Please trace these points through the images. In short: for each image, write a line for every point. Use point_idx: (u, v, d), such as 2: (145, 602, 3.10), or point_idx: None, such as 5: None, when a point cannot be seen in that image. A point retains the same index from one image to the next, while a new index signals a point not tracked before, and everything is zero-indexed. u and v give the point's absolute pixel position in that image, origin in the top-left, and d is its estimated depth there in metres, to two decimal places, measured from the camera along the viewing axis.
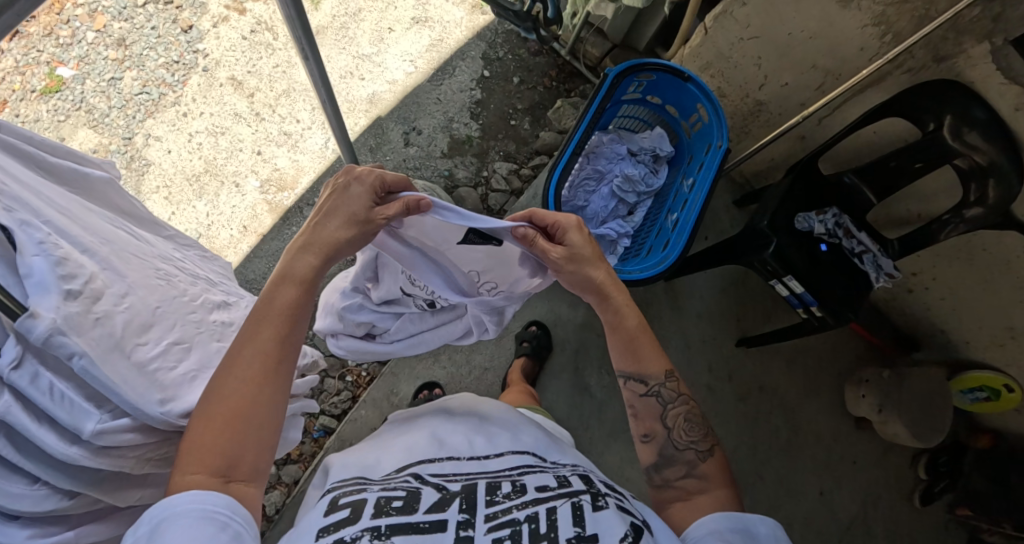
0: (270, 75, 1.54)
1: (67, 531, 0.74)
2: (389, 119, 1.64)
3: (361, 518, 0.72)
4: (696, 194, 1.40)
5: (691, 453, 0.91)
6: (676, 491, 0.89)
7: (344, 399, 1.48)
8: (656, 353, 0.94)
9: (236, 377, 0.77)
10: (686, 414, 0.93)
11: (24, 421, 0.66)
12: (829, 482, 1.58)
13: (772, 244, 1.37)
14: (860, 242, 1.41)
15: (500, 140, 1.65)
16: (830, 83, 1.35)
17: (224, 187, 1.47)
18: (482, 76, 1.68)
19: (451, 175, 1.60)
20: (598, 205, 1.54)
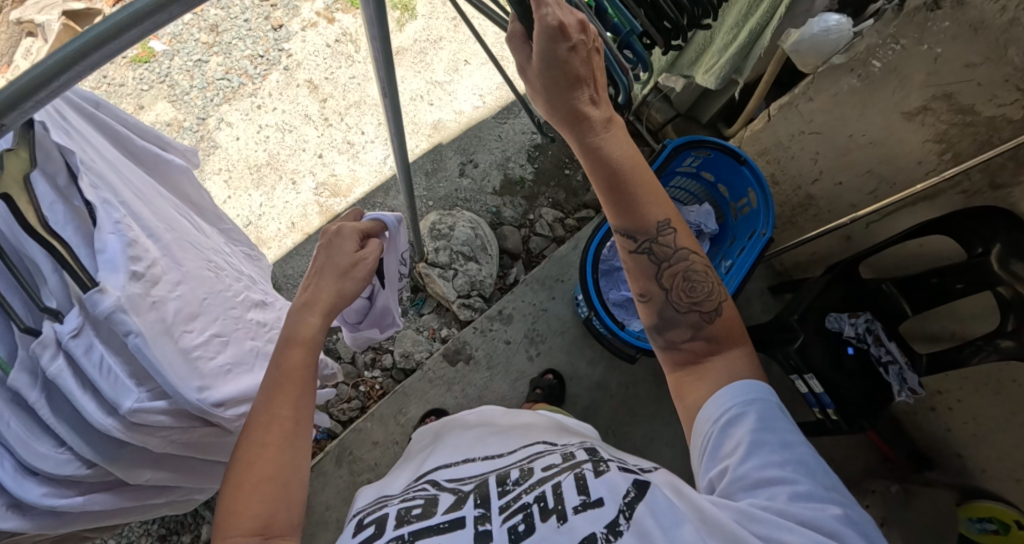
0: (346, 85, 1.60)
1: (77, 496, 0.74)
2: (449, 147, 1.69)
3: (387, 531, 0.74)
4: (730, 277, 1.42)
5: (694, 313, 0.86)
6: (683, 355, 0.85)
7: (353, 408, 1.51)
8: (653, 203, 0.83)
9: (264, 439, 0.77)
10: (685, 270, 0.87)
11: (71, 385, 0.68)
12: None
13: (797, 339, 1.40)
14: (888, 352, 1.40)
15: (551, 187, 1.69)
16: (884, 190, 1.37)
17: (281, 182, 1.52)
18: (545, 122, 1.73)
19: (498, 213, 1.65)
20: None
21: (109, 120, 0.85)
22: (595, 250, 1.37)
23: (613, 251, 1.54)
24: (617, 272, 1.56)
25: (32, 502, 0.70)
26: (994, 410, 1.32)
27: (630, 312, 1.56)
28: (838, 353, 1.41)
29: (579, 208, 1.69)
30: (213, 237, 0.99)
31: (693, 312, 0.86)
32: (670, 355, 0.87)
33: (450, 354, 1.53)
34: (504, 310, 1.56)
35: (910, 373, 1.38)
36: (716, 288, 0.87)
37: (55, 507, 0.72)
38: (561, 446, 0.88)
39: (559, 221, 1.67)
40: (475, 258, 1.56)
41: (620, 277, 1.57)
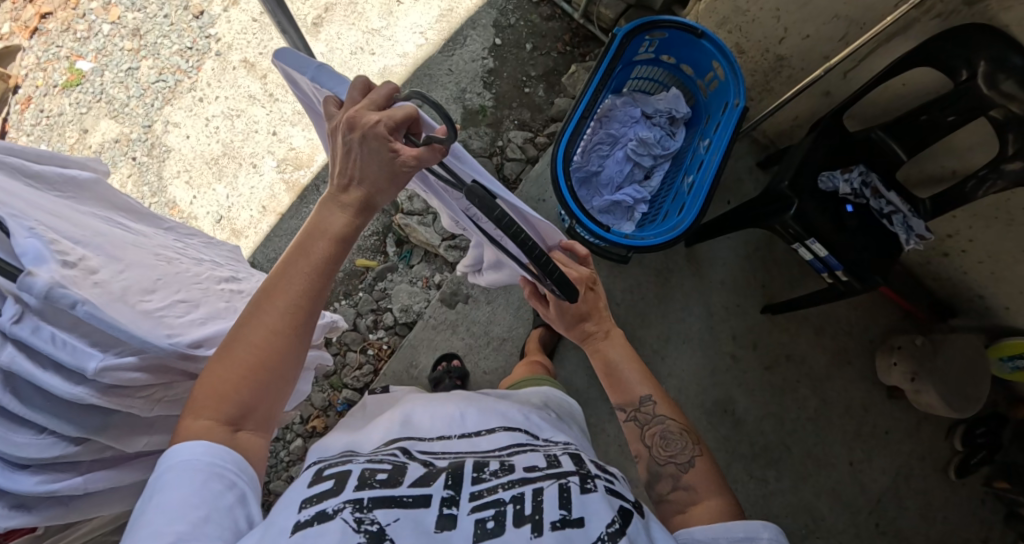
0: None
1: (77, 476, 0.79)
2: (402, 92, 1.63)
3: (345, 491, 0.71)
4: (713, 154, 1.34)
5: (673, 466, 0.88)
6: (670, 506, 0.85)
7: (366, 373, 1.53)
8: (635, 379, 0.94)
9: (263, 329, 0.75)
10: (663, 430, 0.91)
11: (27, 366, 0.71)
12: (859, 454, 1.53)
13: (792, 205, 1.31)
14: (890, 203, 1.32)
15: (514, 108, 1.63)
16: (855, 33, 1.26)
17: (242, 168, 1.51)
18: (494, 44, 1.65)
19: (466, 146, 1.59)
20: (612, 170, 1.47)
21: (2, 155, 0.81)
22: (564, 156, 1.30)
23: (583, 157, 1.47)
24: (595, 179, 1.47)
25: (28, 491, 0.74)
26: (1006, 240, 1.29)
27: (617, 217, 1.46)
28: (836, 213, 1.32)
29: (547, 124, 1.62)
30: (164, 239, 0.99)
31: (667, 469, 0.88)
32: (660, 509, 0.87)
33: (447, 298, 1.53)
34: None
35: (915, 220, 1.30)
36: (694, 443, 0.90)
37: (54, 492, 0.76)
38: (544, 445, 0.86)
39: (530, 141, 1.60)
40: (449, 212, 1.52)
41: (598, 182, 1.47)
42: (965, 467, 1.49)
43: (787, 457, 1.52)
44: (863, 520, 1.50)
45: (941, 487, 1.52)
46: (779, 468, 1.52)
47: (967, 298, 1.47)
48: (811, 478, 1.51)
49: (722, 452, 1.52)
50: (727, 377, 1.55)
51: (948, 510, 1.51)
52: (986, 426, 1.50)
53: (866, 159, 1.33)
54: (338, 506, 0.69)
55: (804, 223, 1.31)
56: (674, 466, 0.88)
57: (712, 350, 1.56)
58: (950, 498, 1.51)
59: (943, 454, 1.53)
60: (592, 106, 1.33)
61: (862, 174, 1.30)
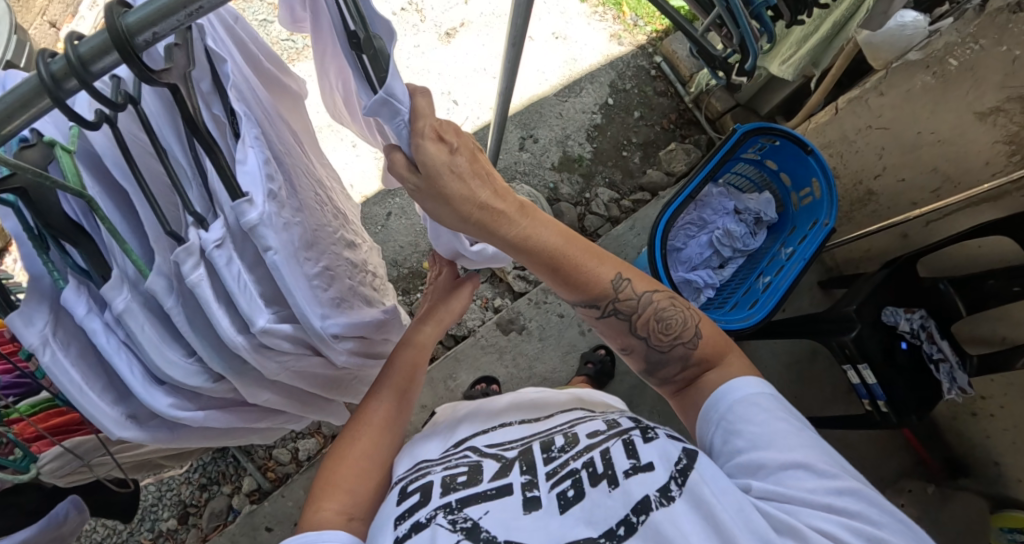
0: (408, 54, 1.68)
1: (198, 410, 0.70)
2: (510, 121, 1.70)
3: (433, 498, 0.72)
4: (793, 263, 1.43)
5: (680, 348, 0.88)
6: (680, 385, 0.89)
7: None
8: (594, 264, 0.86)
9: (362, 427, 0.86)
10: (657, 314, 0.89)
11: (209, 295, 0.62)
12: None
13: (855, 328, 1.40)
14: (940, 350, 1.42)
15: (608, 167, 1.71)
16: (947, 189, 1.38)
17: (340, 143, 1.61)
18: (606, 103, 1.74)
19: (555, 189, 1.67)
20: (693, 250, 1.57)
21: (247, 40, 0.83)
22: (664, 228, 1.40)
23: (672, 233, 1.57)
24: (675, 254, 1.58)
25: (160, 411, 0.65)
26: None
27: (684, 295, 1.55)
28: (891, 346, 1.41)
29: (634, 191, 1.70)
30: (314, 162, 0.99)
31: (675, 350, 0.88)
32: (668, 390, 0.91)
33: (503, 324, 1.54)
34: None
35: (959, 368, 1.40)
36: (688, 314, 0.89)
37: (177, 420, 0.67)
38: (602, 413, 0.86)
39: (615, 201, 1.68)
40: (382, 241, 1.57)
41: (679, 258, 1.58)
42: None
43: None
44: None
45: None
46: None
47: (983, 463, 1.54)
48: None
49: None
50: None
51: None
52: None
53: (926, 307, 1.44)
54: (430, 515, 0.69)
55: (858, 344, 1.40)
56: (680, 347, 0.88)
57: None
58: None
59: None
60: (693, 193, 1.43)
61: (918, 316, 1.42)
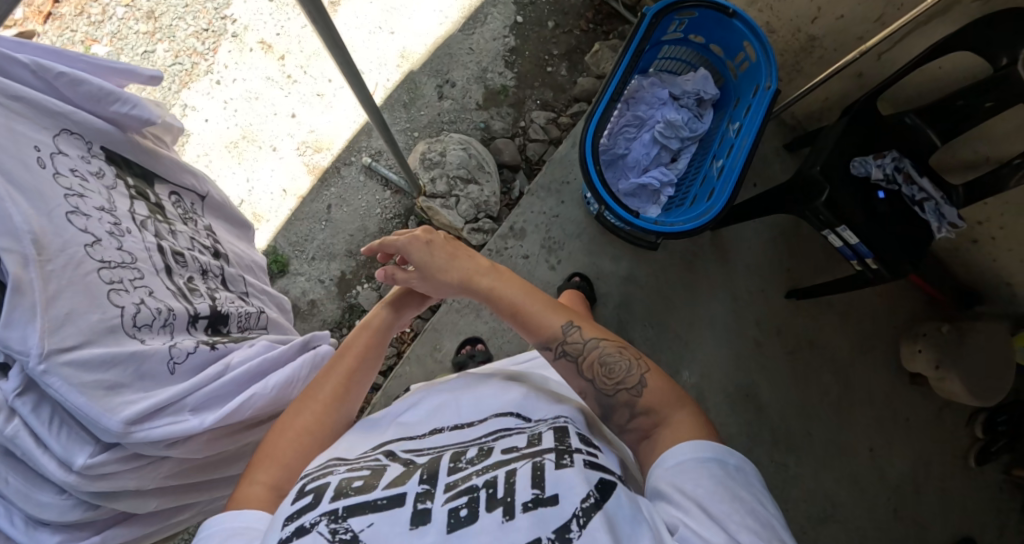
0: (298, 36, 1.59)
1: (93, 535, 0.80)
2: (422, 72, 1.61)
3: (322, 503, 0.73)
4: (745, 136, 1.31)
5: (622, 393, 0.90)
6: (634, 433, 0.89)
7: (390, 356, 1.52)
8: (550, 315, 0.95)
9: (318, 394, 0.90)
10: (601, 357, 0.93)
11: (28, 445, 0.71)
12: (880, 442, 1.56)
13: (824, 191, 1.28)
14: (922, 190, 1.30)
15: (536, 88, 1.64)
16: (892, 14, 1.22)
17: (262, 152, 1.55)
18: (515, 22, 1.65)
19: (488, 127, 1.60)
20: (639, 153, 1.43)
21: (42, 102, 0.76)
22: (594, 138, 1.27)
23: (610, 140, 1.43)
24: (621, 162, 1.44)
25: None
26: None
27: (643, 201, 1.45)
28: (867, 199, 1.29)
29: (570, 104, 1.63)
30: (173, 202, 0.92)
31: (620, 396, 0.90)
32: (627, 438, 0.90)
33: None
34: (515, 226, 1.51)
35: (945, 204, 1.28)
36: (633, 364, 0.92)
37: None
38: (532, 425, 0.87)
39: (552, 121, 1.62)
40: (330, 237, 1.54)
41: (626, 165, 1.44)
42: (983, 454, 1.54)
43: (807, 442, 1.55)
44: (881, 505, 1.54)
45: (956, 469, 1.57)
46: (800, 454, 1.54)
47: (995, 286, 1.47)
48: (834, 465, 1.55)
49: (744, 438, 1.53)
50: (751, 363, 1.55)
51: (963, 495, 1.56)
52: (1006, 413, 1.53)
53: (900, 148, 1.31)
54: (315, 520, 0.71)
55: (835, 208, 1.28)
56: (625, 392, 0.91)
57: (734, 338, 1.55)
58: (966, 481, 1.57)
59: (962, 440, 1.58)
60: (618, 92, 1.30)
61: (892, 158, 1.29)
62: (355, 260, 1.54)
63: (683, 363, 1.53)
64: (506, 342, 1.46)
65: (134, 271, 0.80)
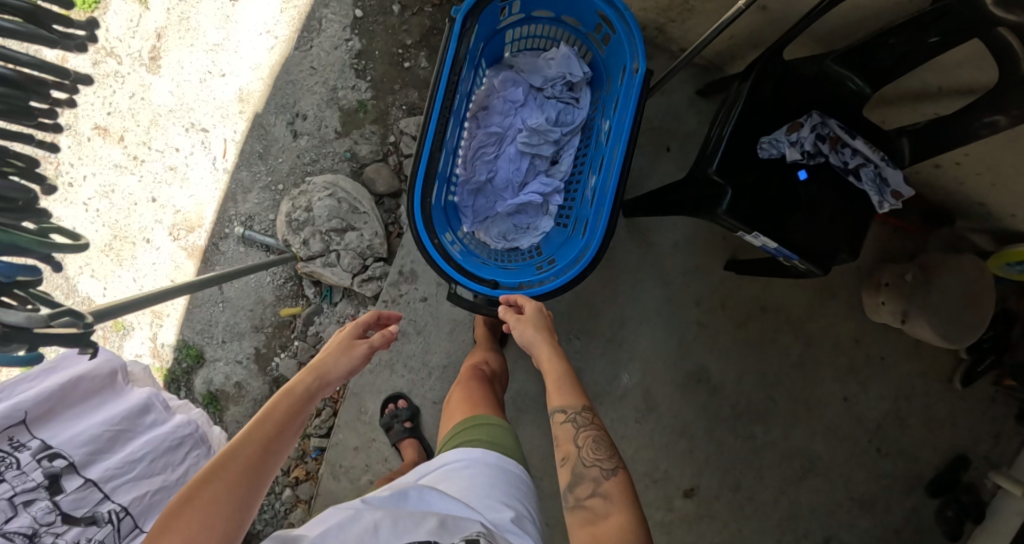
0: (131, 108, 1.45)
1: None
2: (268, 112, 1.42)
3: None
4: (616, 138, 1.03)
5: (596, 469, 0.87)
6: (585, 512, 0.84)
7: (327, 418, 1.49)
8: (573, 388, 0.96)
9: (237, 458, 0.81)
10: (595, 436, 0.90)
11: None
12: (854, 388, 1.41)
13: (725, 195, 0.96)
14: (856, 152, 0.97)
15: (398, 91, 1.43)
16: None
17: (137, 247, 1.47)
18: (355, 19, 1.44)
19: (355, 155, 1.42)
20: (507, 170, 1.20)
21: None
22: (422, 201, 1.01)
23: (467, 167, 1.18)
24: (488, 187, 1.20)
25: None
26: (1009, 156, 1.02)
27: (528, 220, 1.22)
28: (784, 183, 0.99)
29: None
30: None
31: (591, 473, 0.87)
32: (574, 516, 0.85)
33: None
34: (405, 267, 1.38)
35: (888, 171, 0.96)
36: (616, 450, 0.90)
37: None
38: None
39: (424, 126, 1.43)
40: (234, 319, 1.48)
41: (493, 189, 1.21)
42: (969, 375, 1.37)
43: (772, 409, 1.42)
44: (867, 457, 1.42)
45: (949, 401, 1.41)
46: (767, 422, 1.42)
47: (968, 207, 1.23)
48: (805, 421, 1.42)
49: (702, 422, 1.41)
50: (698, 346, 1.39)
51: (958, 425, 1.40)
52: (990, 329, 1.34)
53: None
54: None
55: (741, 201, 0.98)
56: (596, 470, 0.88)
57: (675, 325, 1.38)
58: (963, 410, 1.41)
59: (946, 363, 1.41)
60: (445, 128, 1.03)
61: (812, 122, 0.97)
62: (263, 333, 1.48)
63: (622, 366, 1.39)
64: (428, 391, 1.39)
65: None
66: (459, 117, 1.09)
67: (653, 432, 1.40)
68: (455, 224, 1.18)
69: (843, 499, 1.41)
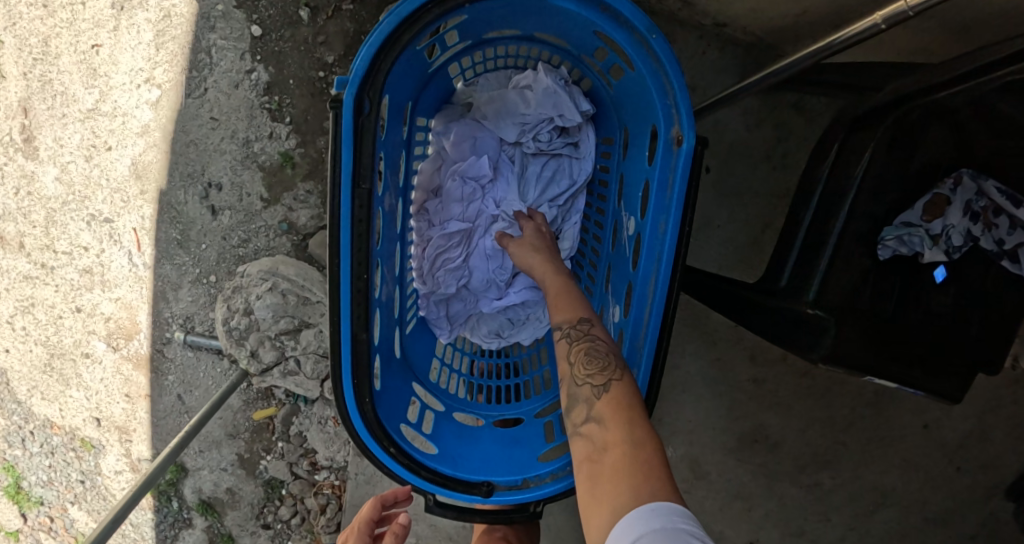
0: (21, 206, 1.17)
1: None
2: (175, 186, 1.11)
3: None
4: (649, 262, 0.73)
5: (588, 391, 0.66)
6: (584, 448, 0.63)
7: (333, 517, 1.29)
8: (569, 298, 0.72)
9: None
10: (591, 347, 0.68)
11: None
12: (966, 428, 1.08)
13: (829, 332, 0.68)
14: (1017, 228, 0.70)
15: (329, 130, 1.08)
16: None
17: (78, 363, 1.25)
18: (254, 40, 1.06)
19: (292, 226, 1.10)
20: (484, 266, 0.90)
21: None
22: (355, 399, 0.69)
23: (429, 279, 0.88)
24: (465, 292, 0.91)
25: None
26: None
27: (519, 320, 0.92)
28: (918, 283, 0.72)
29: None
30: None
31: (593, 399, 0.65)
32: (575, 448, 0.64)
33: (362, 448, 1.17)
34: None
35: None
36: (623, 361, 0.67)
37: None
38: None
39: None
40: (212, 429, 1.27)
41: (472, 291, 0.91)
42: None
43: (858, 463, 1.11)
44: (987, 513, 1.10)
45: None
46: (836, 465, 1.10)
47: None
48: (902, 477, 1.10)
49: (765, 485, 1.12)
50: (758, 403, 1.09)
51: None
52: None
53: (927, 123, 0.66)
54: None
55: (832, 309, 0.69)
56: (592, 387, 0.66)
57: (724, 384, 1.07)
58: None
59: None
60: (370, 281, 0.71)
61: (961, 193, 0.70)
62: (242, 438, 1.27)
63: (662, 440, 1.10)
64: None
65: None
66: (396, 232, 0.81)
67: (704, 506, 1.13)
68: (426, 354, 0.88)
69: (915, 522, 1.11)
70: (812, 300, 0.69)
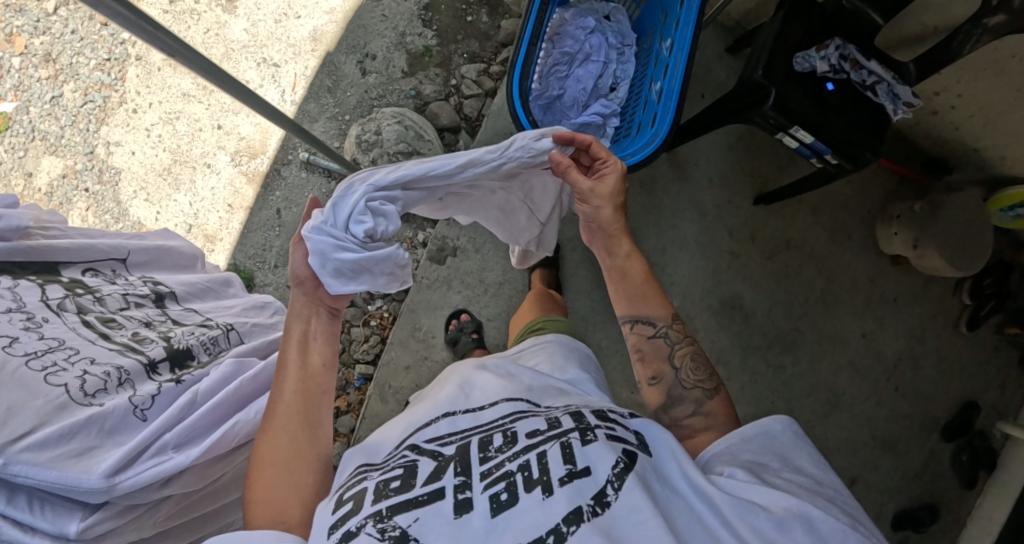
0: (205, 42, 1.54)
1: None
2: (339, 51, 1.54)
3: (365, 506, 0.70)
4: (679, 53, 1.22)
5: (698, 392, 0.86)
6: (686, 430, 0.85)
7: (374, 344, 1.53)
8: (660, 298, 0.91)
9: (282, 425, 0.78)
10: (691, 354, 0.89)
11: (20, 523, 0.65)
12: (871, 325, 1.51)
13: (771, 94, 1.16)
14: (871, 72, 1.18)
15: (461, 40, 1.55)
16: None
17: (197, 171, 1.52)
18: None
19: (419, 94, 1.52)
20: (575, 89, 1.36)
21: None
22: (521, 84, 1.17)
23: (543, 82, 1.34)
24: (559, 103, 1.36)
25: None
26: (997, 89, 1.21)
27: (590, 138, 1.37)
28: (817, 94, 1.17)
29: (499, 51, 1.56)
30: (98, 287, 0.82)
31: (693, 391, 0.86)
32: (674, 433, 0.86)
33: (435, 255, 1.49)
34: None
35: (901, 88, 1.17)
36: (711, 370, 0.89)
37: None
38: (544, 409, 0.82)
39: (484, 72, 1.54)
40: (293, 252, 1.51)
41: (563, 106, 1.37)
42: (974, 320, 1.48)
43: (800, 340, 1.50)
44: (882, 387, 1.51)
45: (954, 341, 1.52)
46: (795, 351, 1.49)
47: (962, 153, 1.41)
48: (830, 356, 1.50)
49: (737, 348, 1.48)
50: (732, 275, 1.49)
51: (964, 365, 1.52)
52: (991, 275, 1.47)
53: None
54: (360, 523, 0.68)
55: (789, 108, 1.16)
56: (698, 390, 0.87)
57: (710, 252, 1.49)
58: (964, 350, 1.52)
59: (952, 309, 1.52)
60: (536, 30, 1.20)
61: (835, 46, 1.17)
62: None
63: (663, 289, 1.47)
64: (484, 306, 1.47)
65: (66, 353, 0.72)
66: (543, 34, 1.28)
67: None
68: None
69: (841, 395, 1.49)
70: (763, 74, 1.16)
